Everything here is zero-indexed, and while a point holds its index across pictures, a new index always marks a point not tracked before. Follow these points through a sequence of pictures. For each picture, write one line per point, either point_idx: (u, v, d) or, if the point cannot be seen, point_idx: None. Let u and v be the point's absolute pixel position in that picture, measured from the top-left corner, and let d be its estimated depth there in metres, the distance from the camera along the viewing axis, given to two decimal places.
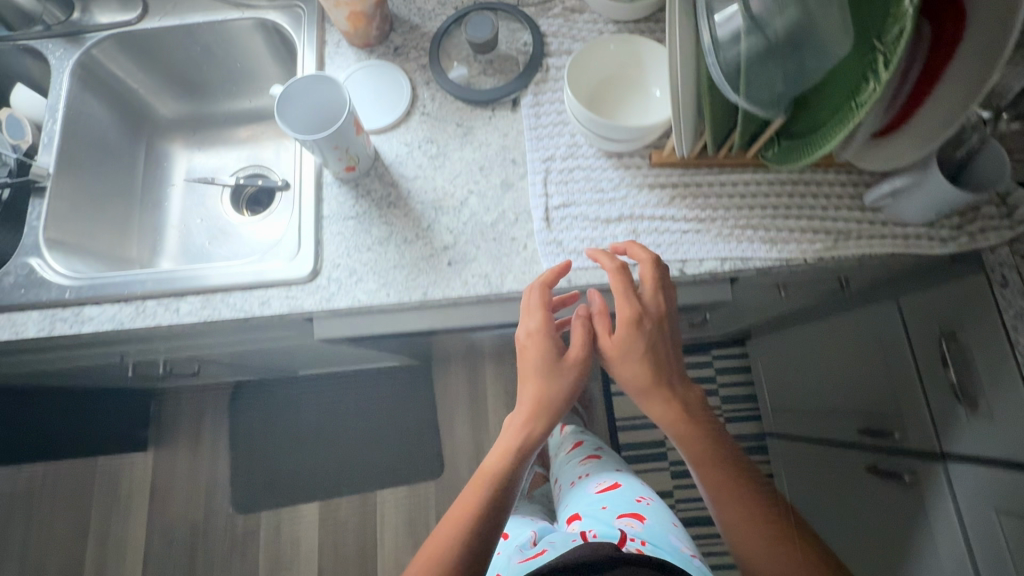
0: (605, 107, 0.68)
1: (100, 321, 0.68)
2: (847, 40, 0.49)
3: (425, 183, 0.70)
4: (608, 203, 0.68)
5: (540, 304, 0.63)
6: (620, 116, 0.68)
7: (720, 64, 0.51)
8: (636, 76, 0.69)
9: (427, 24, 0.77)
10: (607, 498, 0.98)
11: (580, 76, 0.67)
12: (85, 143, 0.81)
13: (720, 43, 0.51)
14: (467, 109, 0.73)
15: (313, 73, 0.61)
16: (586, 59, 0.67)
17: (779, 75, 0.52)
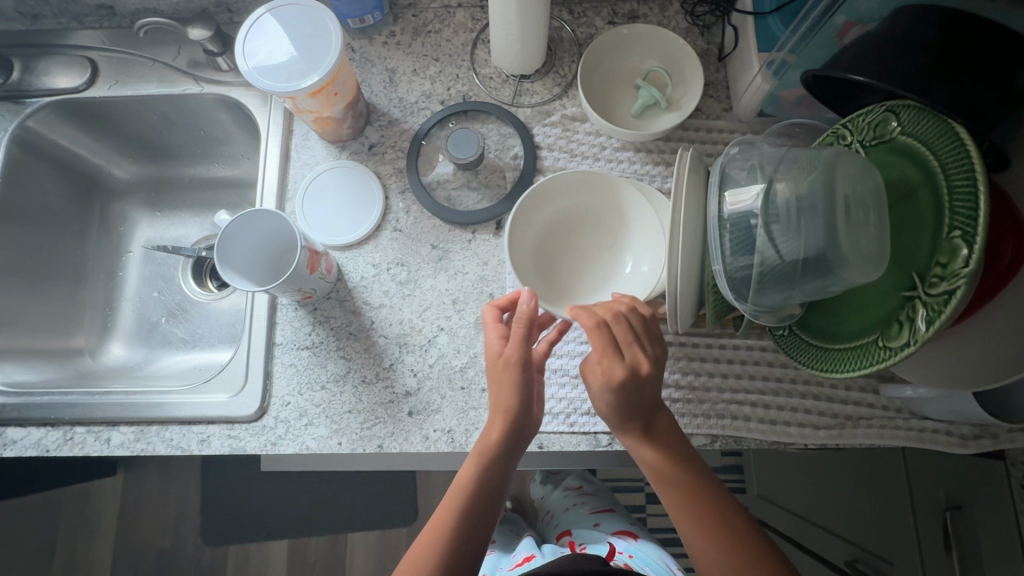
0: (561, 260, 0.63)
1: (23, 445, 0.61)
2: (880, 265, 0.41)
3: (390, 314, 0.63)
4: None
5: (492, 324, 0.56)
6: (580, 266, 0.63)
7: (724, 263, 0.43)
8: (618, 235, 0.62)
9: (409, 119, 0.69)
10: (601, 516, 1.00)
11: (538, 217, 0.61)
12: (26, 220, 0.74)
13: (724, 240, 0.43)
14: (445, 228, 0.65)
15: (244, 214, 0.54)
16: (565, 187, 0.61)
17: (794, 289, 0.44)
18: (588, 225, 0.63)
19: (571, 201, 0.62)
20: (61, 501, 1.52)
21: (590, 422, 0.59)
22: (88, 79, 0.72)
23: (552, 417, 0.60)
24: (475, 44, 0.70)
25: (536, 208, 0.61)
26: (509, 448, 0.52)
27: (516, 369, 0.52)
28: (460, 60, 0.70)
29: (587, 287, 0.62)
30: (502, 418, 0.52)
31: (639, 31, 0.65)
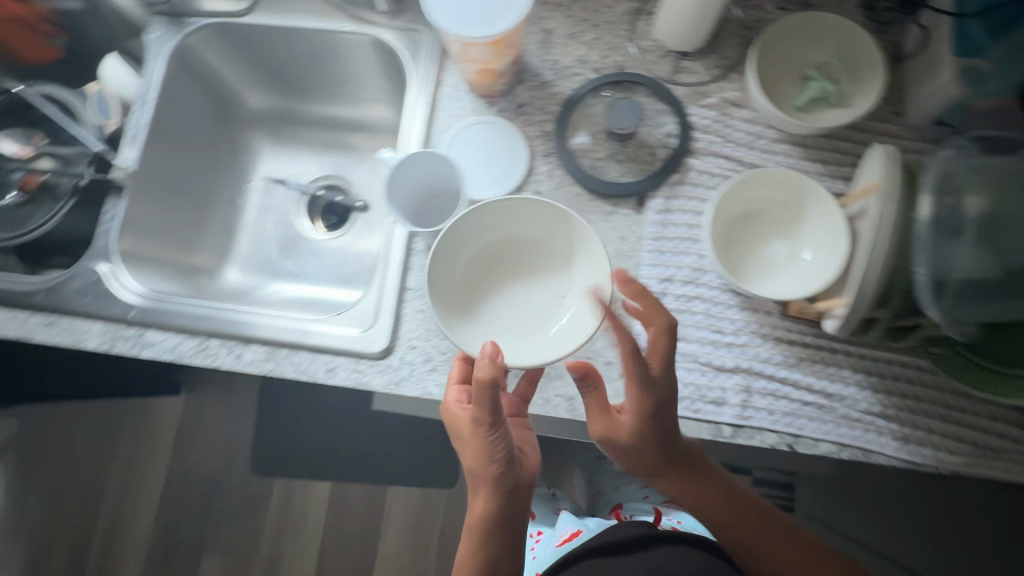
0: (489, 283, 0.63)
1: (160, 348, 0.64)
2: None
3: (523, 275, 0.63)
4: (721, 348, 0.60)
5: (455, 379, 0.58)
6: (507, 294, 0.63)
7: (931, 266, 0.44)
8: (556, 267, 0.62)
9: (560, 83, 0.68)
10: (650, 491, 1.01)
11: (476, 238, 0.62)
12: (173, 136, 0.76)
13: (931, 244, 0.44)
14: (586, 197, 0.65)
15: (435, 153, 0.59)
16: (503, 214, 0.60)
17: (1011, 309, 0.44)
18: (527, 253, 0.63)
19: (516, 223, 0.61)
20: (124, 411, 1.59)
21: (716, 412, 0.59)
22: (251, 6, 0.73)
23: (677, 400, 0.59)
24: (636, 15, 0.69)
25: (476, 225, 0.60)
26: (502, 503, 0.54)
27: (483, 428, 0.52)
28: (619, 29, 0.69)
29: (511, 313, 0.62)
30: (484, 478, 0.53)
31: (826, 22, 0.62)
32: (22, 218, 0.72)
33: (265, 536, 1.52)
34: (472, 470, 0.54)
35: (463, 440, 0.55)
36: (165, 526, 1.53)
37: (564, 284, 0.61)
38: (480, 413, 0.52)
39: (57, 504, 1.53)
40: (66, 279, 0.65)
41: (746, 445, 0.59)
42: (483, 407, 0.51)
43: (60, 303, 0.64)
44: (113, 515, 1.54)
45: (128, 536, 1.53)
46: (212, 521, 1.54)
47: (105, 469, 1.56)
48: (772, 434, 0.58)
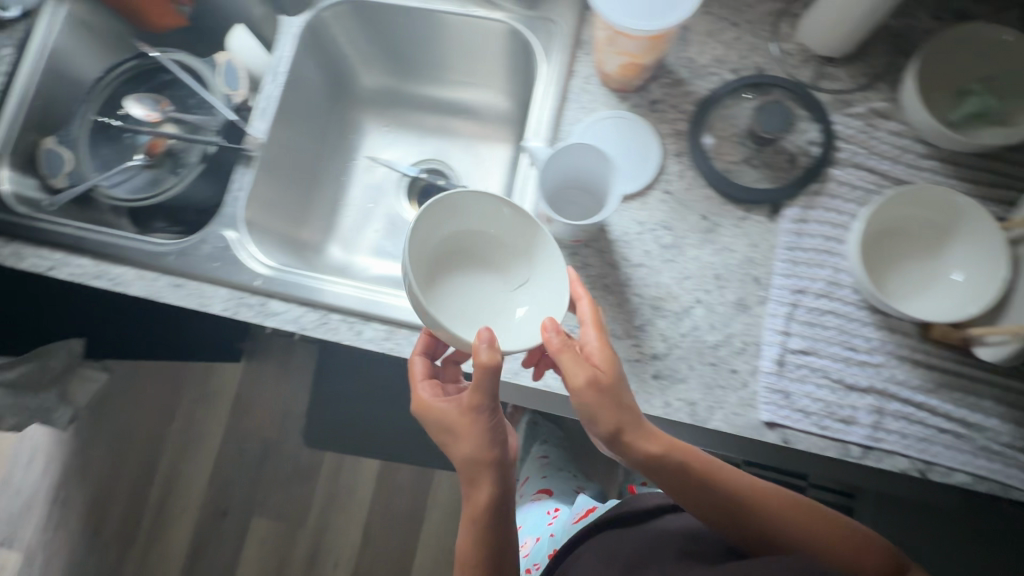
0: (449, 277, 0.59)
1: (283, 319, 0.64)
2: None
3: (649, 276, 0.62)
4: (853, 366, 0.58)
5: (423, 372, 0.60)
6: (466, 290, 0.59)
7: None
8: (508, 264, 0.60)
9: (696, 81, 0.66)
10: None
11: (438, 228, 0.57)
12: (296, 109, 0.77)
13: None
14: (717, 201, 0.63)
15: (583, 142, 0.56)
16: (465, 206, 0.57)
17: None
18: (478, 245, 0.60)
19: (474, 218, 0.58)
20: (187, 374, 1.64)
21: (845, 431, 0.57)
22: None
23: (804, 415, 0.58)
24: (779, 16, 0.67)
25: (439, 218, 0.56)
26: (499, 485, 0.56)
27: (478, 411, 0.54)
28: (761, 30, 0.67)
29: (473, 314, 0.58)
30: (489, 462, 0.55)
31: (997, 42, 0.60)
32: (148, 181, 0.74)
33: (313, 507, 1.55)
34: (467, 461, 0.55)
35: (456, 433, 0.55)
36: (219, 488, 1.58)
37: (518, 279, 0.59)
38: (475, 400, 0.54)
39: (119, 458, 1.59)
40: (197, 243, 0.67)
41: (872, 468, 0.57)
42: (484, 392, 0.53)
43: (190, 267, 0.66)
44: (171, 472, 1.59)
45: (183, 494, 1.58)
46: (263, 488, 1.57)
47: (165, 428, 1.61)
48: (904, 459, 0.56)
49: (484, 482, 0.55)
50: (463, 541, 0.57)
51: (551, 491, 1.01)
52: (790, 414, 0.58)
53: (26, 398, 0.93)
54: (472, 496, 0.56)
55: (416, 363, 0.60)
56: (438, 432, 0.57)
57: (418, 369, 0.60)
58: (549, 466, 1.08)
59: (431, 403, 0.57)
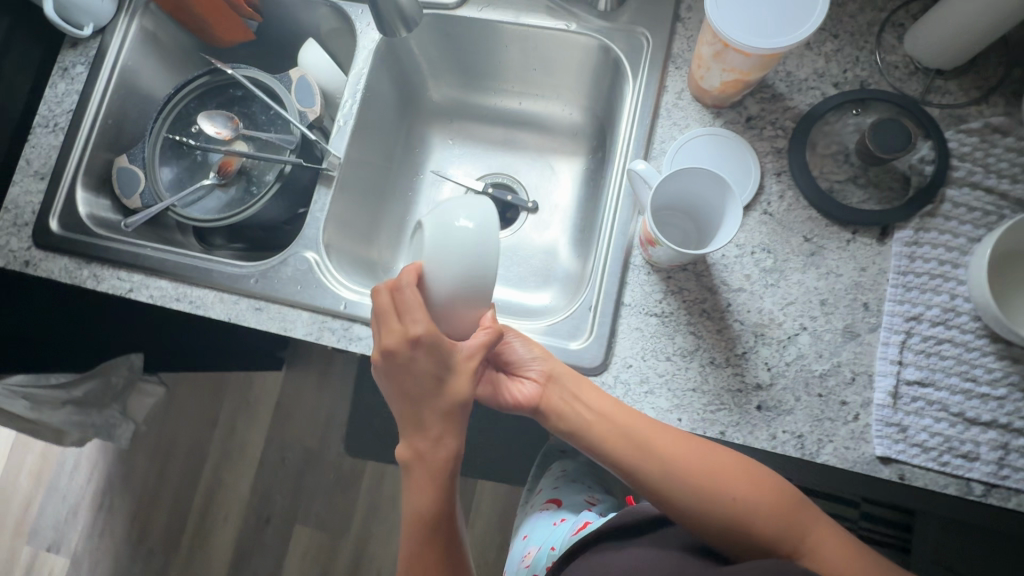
0: None
1: (367, 344, 0.62)
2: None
3: (750, 300, 0.60)
4: (976, 399, 0.55)
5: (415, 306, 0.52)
6: None
7: None
8: None
9: (795, 96, 0.63)
10: None
11: None
12: (370, 125, 0.76)
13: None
14: (821, 222, 0.60)
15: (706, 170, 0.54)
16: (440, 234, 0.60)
17: None
18: None
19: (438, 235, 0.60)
20: (228, 381, 1.64)
21: (966, 467, 0.54)
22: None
23: (922, 450, 0.55)
24: (883, 27, 0.64)
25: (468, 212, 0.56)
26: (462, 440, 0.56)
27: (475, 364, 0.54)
28: (863, 41, 0.63)
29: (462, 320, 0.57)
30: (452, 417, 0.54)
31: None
32: (223, 202, 0.73)
33: (356, 516, 1.54)
34: (449, 415, 0.54)
35: (447, 376, 0.53)
36: (261, 495, 1.58)
37: None
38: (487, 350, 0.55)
39: (163, 465, 1.60)
40: (278, 265, 0.65)
41: (996, 507, 0.54)
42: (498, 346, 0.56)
43: (272, 290, 0.65)
44: (213, 480, 1.59)
45: (226, 501, 1.58)
46: (305, 495, 1.57)
47: (207, 434, 1.61)
48: None
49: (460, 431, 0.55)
50: (423, 500, 0.55)
51: (560, 501, 0.89)
52: (906, 449, 0.55)
53: (88, 413, 0.93)
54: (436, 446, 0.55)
55: (406, 290, 0.52)
56: (405, 375, 0.53)
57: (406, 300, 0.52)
58: (564, 477, 0.96)
59: (424, 338, 0.51)
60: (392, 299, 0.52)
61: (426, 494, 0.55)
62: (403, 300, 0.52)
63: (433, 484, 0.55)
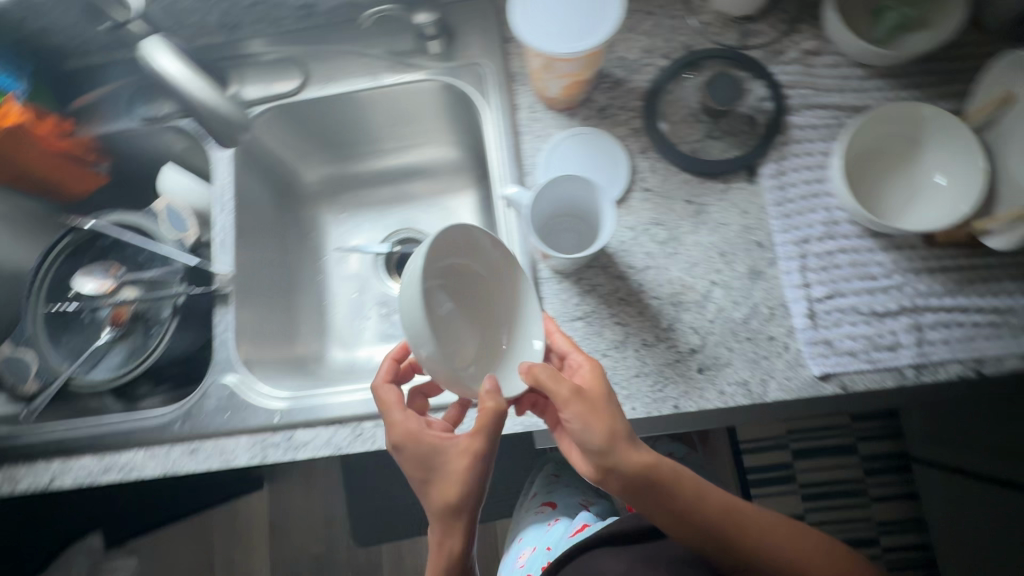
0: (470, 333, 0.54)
1: (315, 445, 0.60)
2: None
3: (659, 274, 0.62)
4: (881, 292, 0.59)
5: (394, 399, 0.55)
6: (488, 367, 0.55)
7: None
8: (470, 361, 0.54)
9: (634, 77, 0.67)
10: None
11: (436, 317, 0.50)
12: (253, 228, 0.75)
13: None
14: (696, 182, 0.64)
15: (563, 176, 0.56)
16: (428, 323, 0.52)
17: None
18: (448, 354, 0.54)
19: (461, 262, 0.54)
20: (213, 519, 1.55)
21: (894, 357, 0.57)
22: (302, 79, 0.73)
23: (852, 356, 0.58)
24: None
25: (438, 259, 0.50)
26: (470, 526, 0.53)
27: (471, 456, 0.52)
28: (675, 10, 0.68)
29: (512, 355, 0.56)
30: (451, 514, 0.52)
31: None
32: (127, 354, 0.69)
33: None
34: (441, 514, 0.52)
35: (436, 475, 0.52)
36: None
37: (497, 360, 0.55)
38: (481, 438, 0.51)
39: None
40: (198, 400, 0.63)
41: (932, 384, 0.58)
42: (491, 437, 0.51)
43: (201, 427, 0.62)
44: None
45: None
46: None
47: None
48: (956, 364, 0.57)
49: (461, 526, 0.53)
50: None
51: (554, 502, 0.94)
52: (839, 360, 0.58)
53: None
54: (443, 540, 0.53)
55: (390, 390, 0.56)
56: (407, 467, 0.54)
57: (388, 395, 0.56)
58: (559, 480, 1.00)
59: (403, 443, 0.53)
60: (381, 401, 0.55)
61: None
62: (390, 402, 0.55)
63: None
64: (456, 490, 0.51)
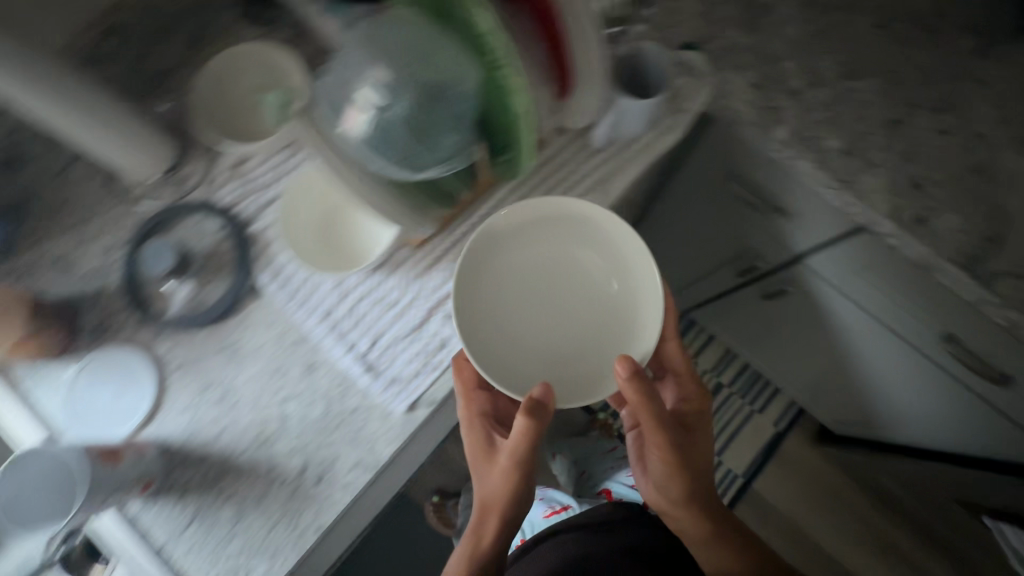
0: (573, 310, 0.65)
1: None
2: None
3: (235, 429, 0.62)
4: (409, 309, 0.65)
5: (466, 390, 0.62)
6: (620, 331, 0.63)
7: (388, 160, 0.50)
8: (613, 304, 0.65)
9: (107, 281, 0.66)
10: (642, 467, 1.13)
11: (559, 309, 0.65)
12: None
13: (383, 133, 0.49)
14: (216, 330, 0.65)
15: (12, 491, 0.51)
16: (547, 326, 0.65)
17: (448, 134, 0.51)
18: (588, 339, 0.64)
19: (531, 246, 0.66)
20: None
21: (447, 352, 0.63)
22: None
23: (419, 376, 0.63)
24: (109, 181, 0.69)
25: (508, 255, 0.65)
26: (513, 513, 0.64)
27: (517, 467, 0.60)
28: (107, 203, 0.69)
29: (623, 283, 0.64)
30: (494, 508, 0.63)
31: (232, 58, 0.68)
32: None
33: None
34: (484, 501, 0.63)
35: (494, 477, 0.62)
36: None
37: (625, 290, 0.64)
38: (527, 452, 0.59)
39: None
40: None
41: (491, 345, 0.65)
42: (527, 454, 0.60)
43: None
44: None
45: None
46: None
47: None
48: None
49: (500, 518, 0.63)
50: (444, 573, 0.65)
51: None
52: (411, 386, 0.62)
53: None
54: (483, 523, 0.64)
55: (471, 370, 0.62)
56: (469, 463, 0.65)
57: (467, 378, 0.62)
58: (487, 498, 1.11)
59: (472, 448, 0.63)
60: (460, 392, 0.62)
61: (457, 557, 0.65)
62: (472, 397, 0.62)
63: (463, 558, 0.64)
64: (500, 494, 0.62)
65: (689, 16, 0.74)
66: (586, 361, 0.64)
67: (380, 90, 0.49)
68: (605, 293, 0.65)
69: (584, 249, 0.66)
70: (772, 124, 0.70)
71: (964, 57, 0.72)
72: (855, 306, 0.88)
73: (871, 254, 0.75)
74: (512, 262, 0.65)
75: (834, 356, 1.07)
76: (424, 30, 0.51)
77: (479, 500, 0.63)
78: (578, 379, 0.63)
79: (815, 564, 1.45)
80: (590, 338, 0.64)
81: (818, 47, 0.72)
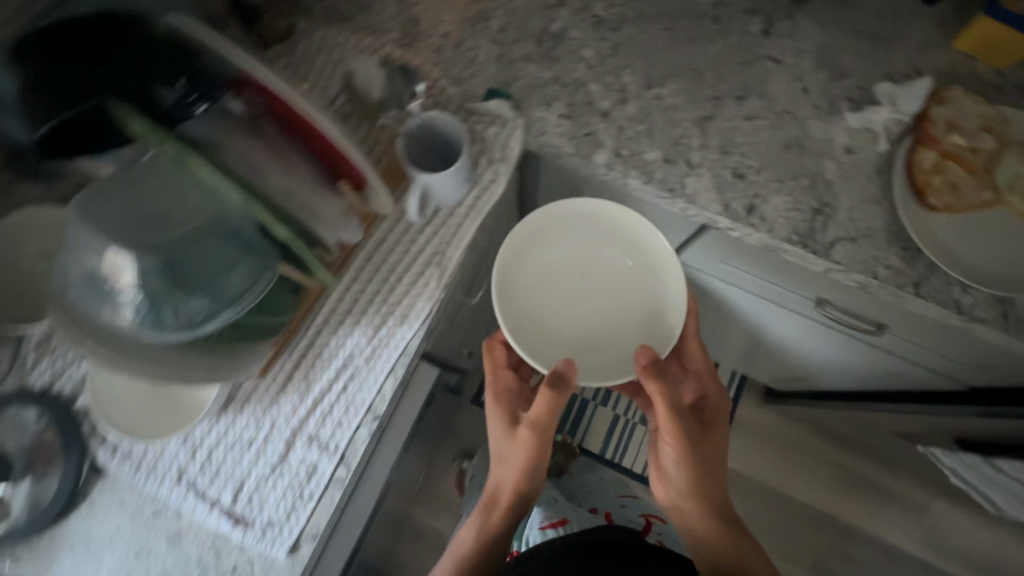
0: (606, 290, 0.73)
1: None
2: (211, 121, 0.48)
3: None
4: (267, 445, 0.61)
5: (495, 368, 0.77)
6: (651, 291, 0.72)
7: (176, 330, 0.46)
8: (638, 266, 0.73)
9: None
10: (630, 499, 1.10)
11: (590, 300, 0.73)
12: None
13: (172, 297, 0.45)
14: (61, 528, 0.59)
15: None
16: (585, 317, 0.73)
17: (230, 282, 0.48)
18: (630, 304, 0.73)
19: (558, 250, 0.74)
20: None
21: (319, 477, 0.60)
22: None
23: (294, 511, 0.59)
24: None
25: (555, 242, 0.74)
26: (525, 490, 0.71)
27: (532, 433, 0.68)
28: None
29: (635, 260, 0.73)
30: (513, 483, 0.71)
31: None
32: None
33: None
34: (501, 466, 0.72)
35: (507, 462, 0.71)
36: None
37: (640, 263, 0.73)
38: (540, 419, 0.68)
39: None
40: None
41: (366, 452, 0.62)
42: (544, 423, 0.68)
43: None
44: None
45: None
46: None
47: None
48: (360, 428, 0.61)
49: (507, 496, 0.71)
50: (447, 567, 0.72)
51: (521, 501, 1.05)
52: (289, 525, 0.58)
53: None
54: (501, 496, 0.72)
55: (501, 352, 0.78)
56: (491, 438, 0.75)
57: (496, 360, 0.77)
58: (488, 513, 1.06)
59: (499, 419, 0.74)
60: (492, 371, 0.77)
61: (469, 534, 0.72)
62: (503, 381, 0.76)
63: (477, 529, 0.72)
64: (514, 464, 0.70)
65: (487, 62, 0.73)
66: (619, 348, 0.72)
67: (128, 258, 0.44)
68: (625, 269, 0.73)
69: (610, 246, 0.74)
70: (591, 150, 0.70)
71: (752, 39, 0.73)
72: (736, 288, 0.90)
73: (726, 245, 0.76)
74: (551, 257, 0.73)
75: (740, 329, 1.09)
76: (154, 180, 0.45)
77: (494, 484, 0.73)
78: (617, 359, 0.71)
79: (798, 516, 1.49)
80: (616, 329, 0.72)
81: (617, 62, 0.73)
